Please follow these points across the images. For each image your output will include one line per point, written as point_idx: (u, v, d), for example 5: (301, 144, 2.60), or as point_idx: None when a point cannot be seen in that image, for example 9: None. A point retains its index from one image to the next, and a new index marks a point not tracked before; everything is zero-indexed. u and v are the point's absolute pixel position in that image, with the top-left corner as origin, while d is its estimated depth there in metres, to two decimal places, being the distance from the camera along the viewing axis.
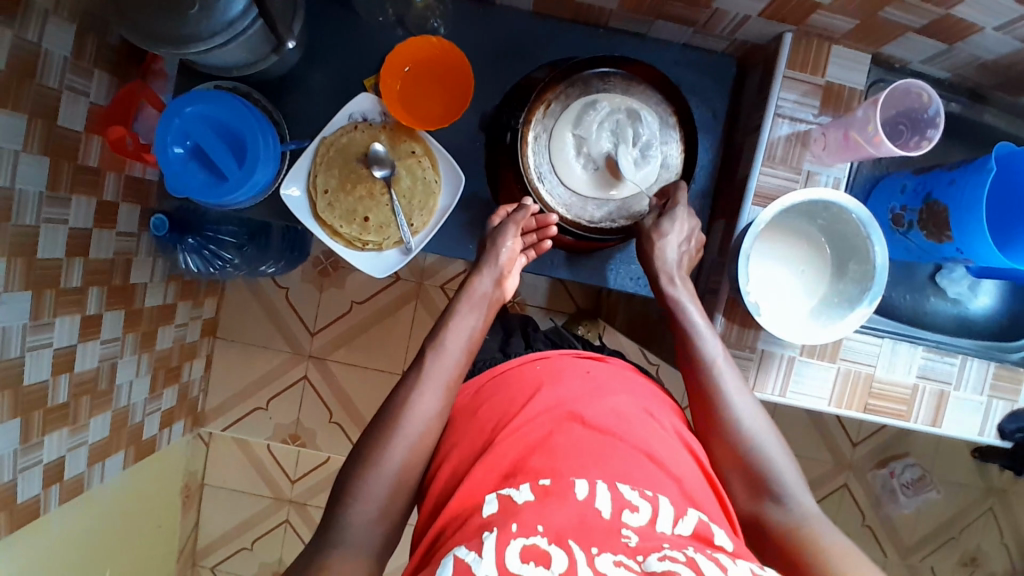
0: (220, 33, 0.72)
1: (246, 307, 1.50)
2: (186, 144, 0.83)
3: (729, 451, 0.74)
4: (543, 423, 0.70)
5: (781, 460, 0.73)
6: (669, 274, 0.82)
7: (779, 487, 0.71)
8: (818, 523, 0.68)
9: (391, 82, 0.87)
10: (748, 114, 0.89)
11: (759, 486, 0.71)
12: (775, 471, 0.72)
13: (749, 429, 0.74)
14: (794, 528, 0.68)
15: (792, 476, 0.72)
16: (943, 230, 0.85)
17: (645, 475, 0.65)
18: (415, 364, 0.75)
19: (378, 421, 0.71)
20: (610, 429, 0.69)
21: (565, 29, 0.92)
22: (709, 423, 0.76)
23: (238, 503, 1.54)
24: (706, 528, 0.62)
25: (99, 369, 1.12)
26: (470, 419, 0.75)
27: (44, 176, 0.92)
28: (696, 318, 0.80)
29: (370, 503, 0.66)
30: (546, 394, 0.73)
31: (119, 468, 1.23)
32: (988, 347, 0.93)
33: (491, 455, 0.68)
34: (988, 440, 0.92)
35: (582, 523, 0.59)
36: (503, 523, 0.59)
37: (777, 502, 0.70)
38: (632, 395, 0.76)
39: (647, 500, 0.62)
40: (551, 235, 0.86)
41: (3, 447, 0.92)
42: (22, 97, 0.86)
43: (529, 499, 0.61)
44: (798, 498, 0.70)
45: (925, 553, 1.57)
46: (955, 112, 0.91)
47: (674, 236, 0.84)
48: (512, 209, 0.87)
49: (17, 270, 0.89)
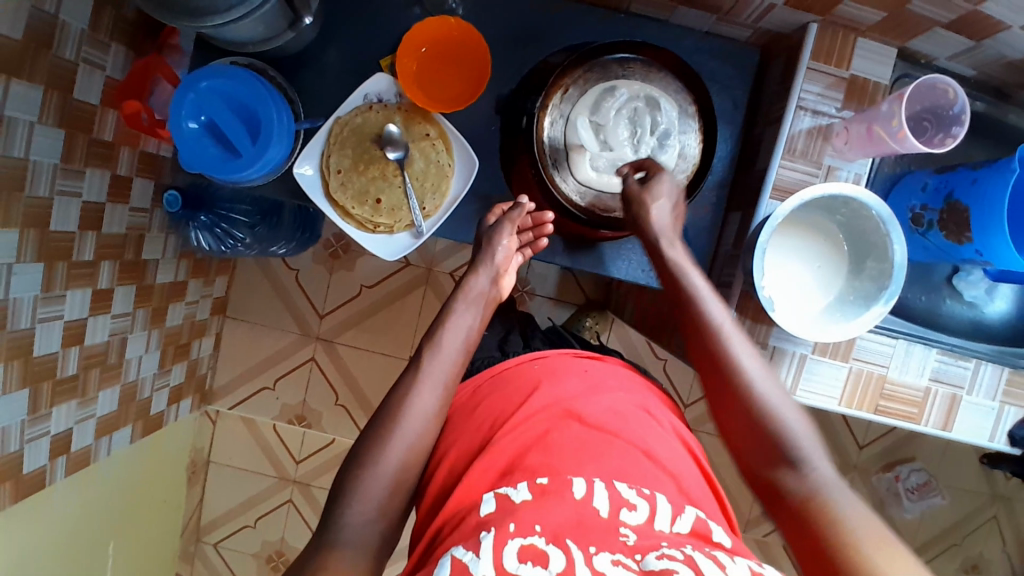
0: (236, 7, 0.71)
1: (255, 286, 1.50)
2: (200, 119, 0.82)
3: (740, 415, 0.71)
4: (541, 421, 0.70)
5: (796, 422, 0.69)
6: (666, 238, 0.81)
7: (793, 450, 0.66)
8: (834, 493, 0.63)
9: (407, 62, 0.86)
10: (768, 106, 0.87)
11: (771, 448, 0.67)
12: (788, 436, 0.67)
13: (759, 390, 0.71)
14: (807, 498, 0.63)
15: (808, 439, 0.67)
16: (963, 230, 0.84)
17: (642, 473, 0.65)
18: (413, 363, 0.76)
19: (378, 418, 0.71)
20: (608, 426, 0.70)
21: (585, 14, 0.90)
22: (717, 386, 0.73)
23: (242, 482, 1.55)
24: (704, 524, 0.62)
25: (109, 343, 1.12)
26: (468, 417, 0.75)
27: (58, 148, 0.92)
28: (702, 284, 0.78)
29: (368, 503, 0.66)
30: (545, 392, 0.73)
31: (126, 442, 1.24)
32: (1004, 352, 0.91)
33: (489, 452, 0.67)
34: (997, 446, 0.91)
35: (580, 522, 0.58)
36: (500, 522, 0.58)
37: (790, 466, 0.66)
38: (628, 393, 0.77)
39: (645, 498, 0.62)
40: (547, 233, 0.88)
41: (11, 416, 0.93)
42: (38, 68, 0.85)
43: (528, 498, 0.61)
44: (814, 463, 0.65)
45: (927, 557, 1.56)
46: (980, 111, 0.89)
47: (662, 201, 0.81)
48: (507, 207, 0.89)
49: (30, 241, 0.90)
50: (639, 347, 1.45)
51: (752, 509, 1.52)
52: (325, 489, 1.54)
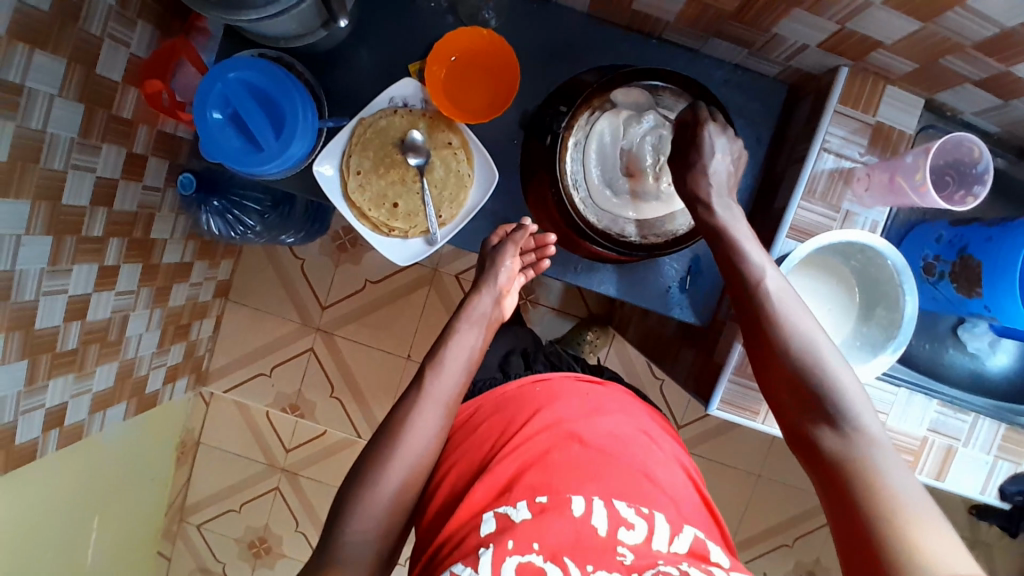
0: (273, 3, 0.70)
1: (260, 272, 1.50)
2: (226, 111, 0.82)
3: (784, 375, 0.69)
4: (543, 441, 0.70)
5: (846, 382, 0.66)
6: (705, 195, 0.78)
7: (838, 412, 0.64)
8: (876, 453, 0.62)
9: (436, 69, 0.85)
10: (792, 144, 0.87)
11: (814, 408, 0.66)
12: (831, 392, 0.65)
13: (807, 347, 0.68)
14: (846, 459, 0.62)
15: (858, 399, 0.65)
16: (974, 285, 0.84)
17: (640, 493, 0.66)
18: (415, 383, 0.75)
19: (377, 440, 0.71)
20: (607, 449, 0.70)
21: (617, 36, 0.90)
22: (763, 343, 0.70)
23: (230, 466, 1.54)
24: (701, 545, 0.63)
25: (111, 319, 1.12)
26: (470, 438, 0.75)
27: (77, 123, 0.91)
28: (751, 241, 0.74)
29: (368, 522, 0.66)
30: (546, 413, 0.74)
31: (119, 419, 1.24)
32: (999, 407, 0.91)
33: (490, 471, 0.67)
34: (988, 499, 0.91)
35: (578, 541, 0.60)
36: (499, 539, 0.59)
37: (834, 429, 0.64)
38: (629, 418, 0.77)
39: (643, 517, 0.63)
40: (549, 256, 0.88)
41: (8, 387, 0.93)
42: (63, 41, 0.85)
43: (527, 517, 0.61)
44: (860, 424, 0.64)
45: None
46: (1000, 167, 0.89)
47: (720, 156, 0.79)
48: (510, 228, 0.88)
49: (41, 214, 0.89)
50: (638, 365, 1.46)
51: (736, 535, 1.52)
52: (313, 480, 1.54)
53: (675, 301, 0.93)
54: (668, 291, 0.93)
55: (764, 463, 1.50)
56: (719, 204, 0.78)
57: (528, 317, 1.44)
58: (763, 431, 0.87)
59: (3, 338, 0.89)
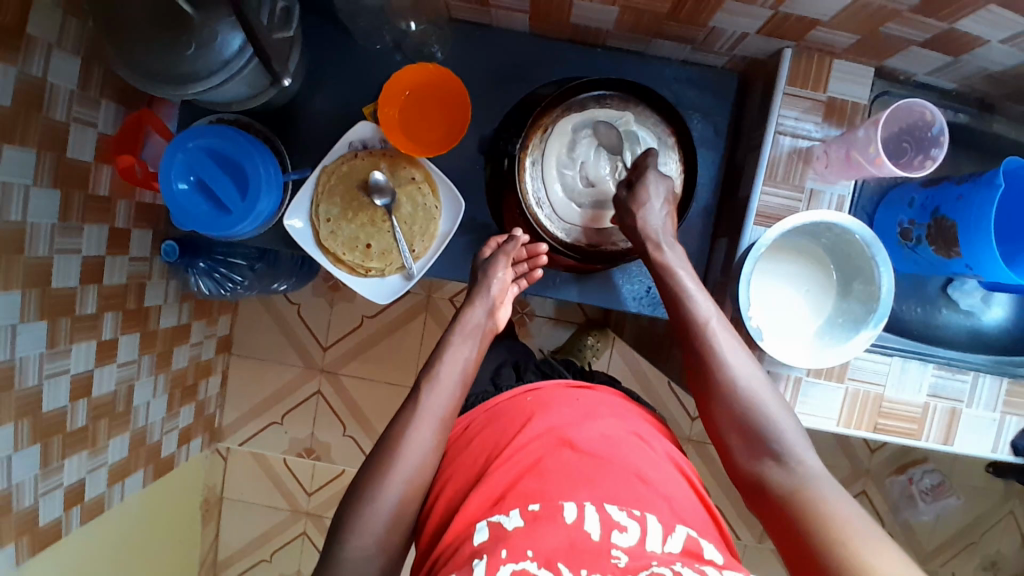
0: (217, 73, 0.74)
1: (258, 322, 1.52)
2: (190, 179, 0.84)
3: (730, 416, 0.74)
4: (535, 450, 0.68)
5: (783, 419, 0.71)
6: (654, 241, 0.81)
7: (781, 447, 0.70)
8: (822, 484, 0.66)
9: (389, 110, 0.87)
10: (749, 131, 0.88)
11: (761, 445, 0.71)
12: (775, 430, 0.71)
13: (750, 390, 0.73)
14: (793, 490, 0.67)
15: (794, 434, 0.71)
16: (952, 245, 0.83)
17: (633, 494, 0.64)
18: (412, 397, 0.74)
19: (374, 454, 0.71)
20: (600, 452, 0.68)
21: (562, 50, 0.91)
22: (707, 386, 0.75)
23: (256, 516, 1.56)
24: (695, 542, 0.62)
25: (116, 391, 1.14)
26: (464, 453, 0.74)
27: (56, 207, 0.94)
28: (692, 286, 0.78)
29: (367, 537, 0.66)
30: (537, 422, 0.72)
31: (138, 486, 1.26)
32: (1000, 362, 0.90)
33: (485, 482, 0.66)
34: (1000, 457, 0.90)
35: (571, 547, 0.58)
36: (493, 550, 0.58)
37: (779, 463, 0.69)
38: (621, 420, 0.75)
39: (636, 519, 0.61)
40: (542, 264, 0.87)
41: (23, 472, 0.95)
42: (30, 131, 0.87)
43: (520, 525, 0.60)
44: (800, 456, 0.69)
45: (946, 557, 1.53)
46: (963, 122, 0.88)
47: (658, 198, 0.81)
48: (502, 239, 0.87)
49: (33, 300, 0.92)
50: (640, 363, 1.46)
51: None
52: None
53: (658, 302, 0.93)
54: (650, 291, 0.93)
55: None
56: (667, 251, 0.80)
57: (524, 330, 1.45)
58: None
59: (12, 426, 0.91)
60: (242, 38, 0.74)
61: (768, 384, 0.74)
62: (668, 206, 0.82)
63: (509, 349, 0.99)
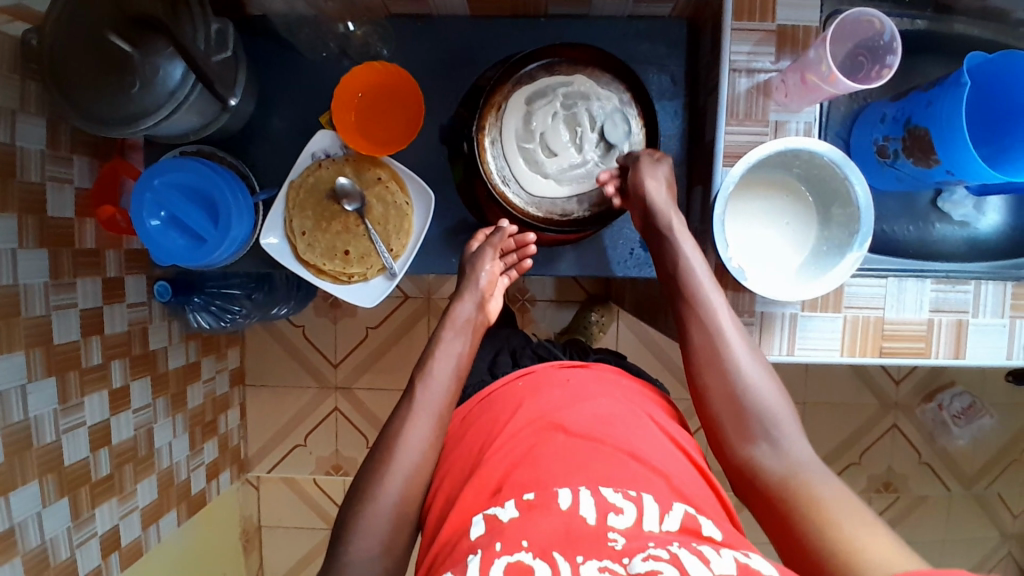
0: (165, 105, 0.75)
1: (268, 349, 1.54)
2: (161, 215, 0.85)
3: (726, 398, 0.70)
4: (526, 437, 0.64)
5: (776, 402, 0.70)
6: (663, 213, 0.79)
7: (776, 431, 0.68)
8: (811, 472, 0.65)
9: (345, 115, 0.87)
10: (707, 73, 0.87)
11: (753, 431, 0.68)
12: (770, 416, 0.68)
13: (747, 376, 0.71)
14: (784, 476, 0.65)
15: (788, 417, 0.69)
16: (929, 154, 0.81)
17: (628, 474, 0.58)
18: (406, 398, 0.73)
19: (373, 455, 0.70)
20: (594, 433, 0.63)
21: (506, 27, 0.91)
22: (703, 362, 0.73)
23: (295, 539, 1.58)
24: (693, 519, 0.56)
25: (136, 436, 1.16)
26: (458, 449, 0.70)
27: (45, 266, 0.95)
28: (693, 261, 0.76)
29: (370, 541, 0.64)
30: (528, 407, 0.68)
31: (174, 526, 1.28)
32: (1001, 267, 0.87)
33: (478, 475, 0.62)
34: (1017, 363, 0.87)
35: (567, 533, 0.53)
36: (487, 543, 0.53)
37: (772, 449, 0.67)
38: (618, 398, 0.69)
39: (632, 500, 0.56)
40: (531, 254, 0.88)
41: (55, 526, 0.98)
42: (8, 197, 0.89)
43: (515, 516, 0.55)
44: (794, 445, 0.67)
45: (990, 479, 1.50)
46: (921, 29, 0.86)
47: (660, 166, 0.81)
48: (489, 231, 0.89)
49: (37, 359, 0.94)
50: (649, 332, 1.44)
51: None
52: None
53: (644, 261, 0.93)
54: (633, 253, 0.93)
55: (807, 389, 1.46)
56: (675, 223, 0.79)
57: (528, 317, 1.45)
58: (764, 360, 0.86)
59: (37, 483, 0.94)
60: (183, 66, 0.75)
61: (764, 369, 0.72)
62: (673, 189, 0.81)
63: (508, 332, 0.98)
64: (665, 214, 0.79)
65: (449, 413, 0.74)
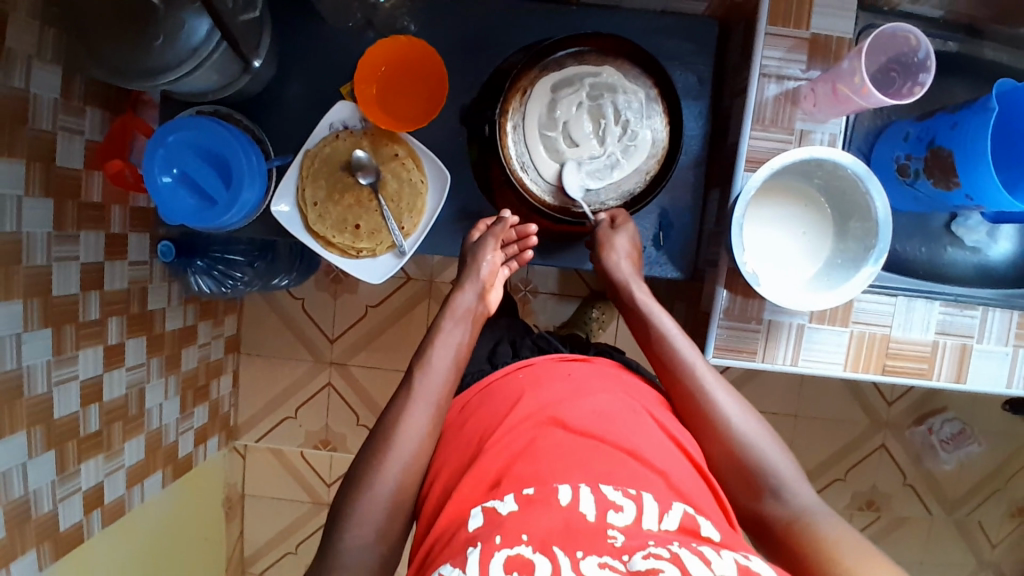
0: (187, 61, 0.74)
1: (265, 319, 1.53)
2: (173, 172, 0.84)
3: (719, 451, 0.70)
4: (526, 430, 0.63)
5: (771, 450, 0.69)
6: (625, 280, 0.82)
7: (777, 480, 0.67)
8: (816, 514, 0.64)
9: (366, 88, 0.86)
10: (734, 76, 0.86)
11: (751, 478, 0.68)
12: (767, 463, 0.68)
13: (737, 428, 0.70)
14: (791, 520, 0.65)
15: (784, 464, 0.68)
16: (950, 175, 0.80)
17: (628, 472, 0.58)
18: (404, 385, 0.72)
19: (371, 440, 0.69)
20: (594, 430, 0.62)
21: (536, 12, 0.90)
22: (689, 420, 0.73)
23: (277, 511, 1.57)
24: (692, 519, 0.56)
25: (127, 395, 1.15)
26: (457, 438, 0.69)
27: (50, 216, 0.94)
28: (669, 325, 0.78)
29: (367, 525, 0.64)
30: (529, 400, 0.67)
31: (159, 487, 1.27)
32: (1009, 295, 0.87)
33: (477, 467, 0.61)
34: (1017, 392, 0.87)
35: (567, 528, 0.52)
36: (487, 536, 0.53)
37: (775, 496, 0.67)
38: (618, 393, 0.69)
39: (631, 498, 0.55)
40: (533, 244, 0.88)
41: (40, 478, 0.97)
42: (17, 143, 0.87)
43: (514, 509, 0.55)
44: (796, 489, 0.66)
45: (973, 505, 1.50)
46: (952, 50, 0.86)
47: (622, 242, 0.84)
48: (490, 222, 0.89)
49: (35, 310, 0.93)
50: None
51: None
52: None
53: (654, 260, 0.92)
54: (644, 251, 0.92)
55: (800, 402, 1.46)
56: (638, 288, 0.81)
57: (529, 307, 1.44)
58: (766, 368, 0.85)
59: (24, 434, 0.93)
60: (208, 23, 0.73)
61: (758, 419, 0.72)
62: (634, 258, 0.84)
63: (513, 321, 0.98)
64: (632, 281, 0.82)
65: (448, 401, 0.73)
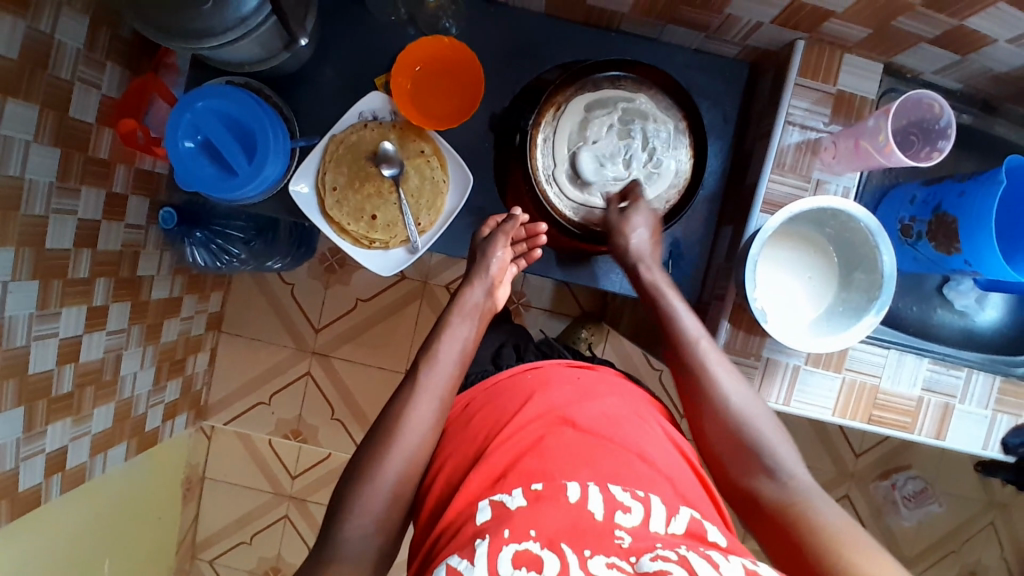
0: (233, 30, 0.73)
1: (251, 301, 1.51)
2: (196, 139, 0.83)
3: (719, 429, 0.73)
4: (535, 429, 0.64)
5: (770, 431, 0.71)
6: (644, 261, 0.83)
7: (772, 461, 0.69)
8: (811, 499, 0.66)
9: (401, 82, 0.88)
10: (759, 119, 0.89)
11: (747, 457, 0.70)
12: (766, 445, 0.70)
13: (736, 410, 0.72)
14: (784, 504, 0.66)
15: (782, 447, 0.70)
16: (952, 241, 0.83)
17: (635, 475, 0.59)
18: (409, 379, 0.72)
19: (373, 433, 0.68)
20: (600, 431, 0.64)
21: (576, 32, 0.92)
22: (692, 398, 0.75)
23: (237, 498, 1.53)
24: (698, 524, 0.57)
25: (104, 359, 1.11)
26: (462, 432, 0.69)
27: (55, 166, 0.91)
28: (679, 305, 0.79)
29: (366, 518, 0.63)
30: (538, 400, 0.67)
31: (121, 459, 1.23)
32: (994, 360, 0.91)
33: (485, 460, 0.61)
34: (991, 454, 0.91)
35: (575, 527, 0.53)
36: (495, 529, 0.53)
37: (771, 478, 0.69)
38: (624, 399, 0.70)
39: (640, 500, 0.56)
40: (541, 244, 0.88)
41: (5, 435, 0.92)
42: (35, 88, 0.85)
43: (522, 505, 0.55)
44: (791, 472, 0.68)
45: (927, 564, 1.54)
46: (965, 123, 0.90)
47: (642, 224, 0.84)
48: (501, 219, 0.88)
49: (26, 259, 0.89)
50: (634, 356, 1.46)
51: None
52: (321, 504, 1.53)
53: None
54: None
55: None
56: (656, 271, 0.82)
57: (520, 320, 1.44)
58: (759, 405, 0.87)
59: None
60: None
61: (759, 402, 0.74)
62: (655, 236, 0.84)
63: (513, 329, 0.98)
64: (646, 264, 0.83)
65: (450, 400, 0.73)
